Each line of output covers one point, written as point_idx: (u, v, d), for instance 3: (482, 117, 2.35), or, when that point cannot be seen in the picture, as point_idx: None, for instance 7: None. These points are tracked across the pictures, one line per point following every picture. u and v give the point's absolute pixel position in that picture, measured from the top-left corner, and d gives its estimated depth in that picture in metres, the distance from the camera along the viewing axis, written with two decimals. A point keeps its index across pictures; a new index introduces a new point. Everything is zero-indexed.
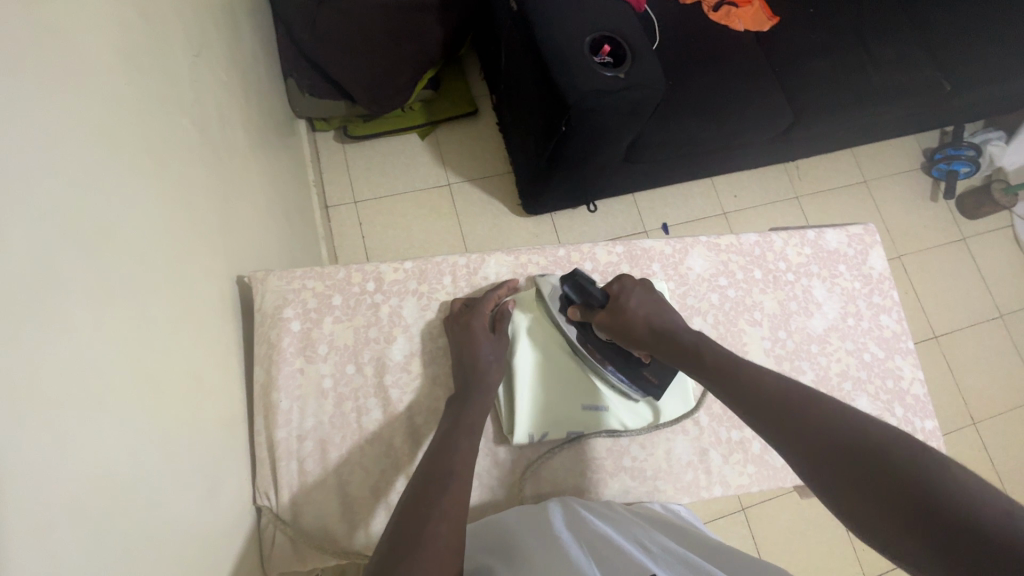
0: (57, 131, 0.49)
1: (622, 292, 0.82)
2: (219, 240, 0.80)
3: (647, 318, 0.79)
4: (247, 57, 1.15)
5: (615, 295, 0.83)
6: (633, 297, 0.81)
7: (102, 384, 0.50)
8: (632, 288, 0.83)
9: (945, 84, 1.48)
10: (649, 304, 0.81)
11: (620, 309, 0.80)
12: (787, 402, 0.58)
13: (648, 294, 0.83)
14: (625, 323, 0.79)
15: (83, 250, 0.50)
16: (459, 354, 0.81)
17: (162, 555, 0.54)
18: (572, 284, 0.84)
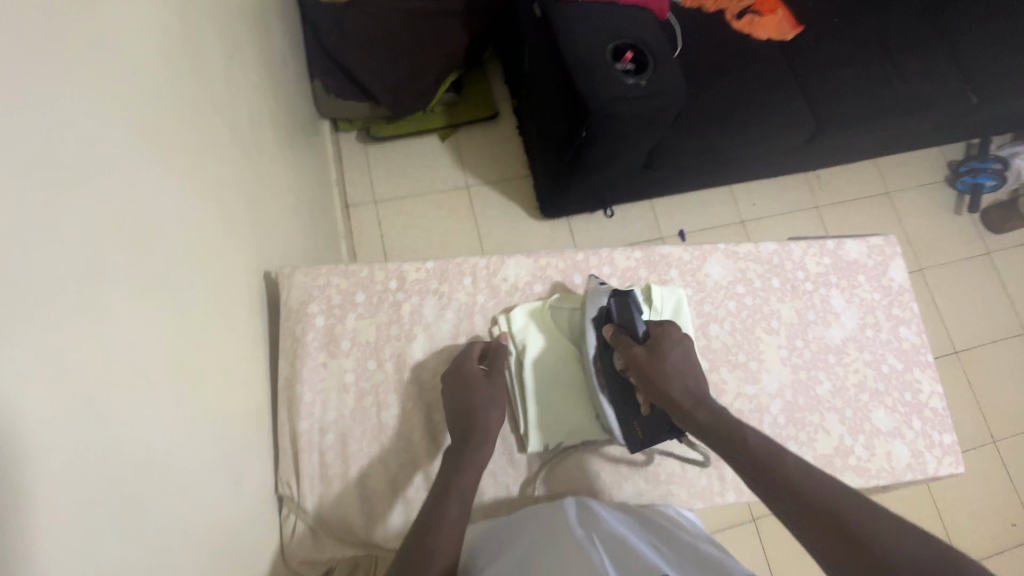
0: (100, 128, 0.52)
1: (669, 336, 0.80)
2: (248, 236, 0.82)
3: (679, 377, 0.76)
4: (276, 59, 1.18)
5: (659, 331, 0.81)
6: (675, 346, 0.79)
7: (137, 370, 0.52)
8: (679, 338, 0.80)
9: (971, 96, 1.46)
10: (686, 363, 0.79)
11: (660, 354, 0.78)
12: (846, 514, 0.55)
13: (687, 352, 0.80)
14: (657, 371, 0.77)
15: (125, 243, 0.53)
16: (453, 403, 0.78)
17: (189, 538, 0.56)
18: (619, 303, 0.84)
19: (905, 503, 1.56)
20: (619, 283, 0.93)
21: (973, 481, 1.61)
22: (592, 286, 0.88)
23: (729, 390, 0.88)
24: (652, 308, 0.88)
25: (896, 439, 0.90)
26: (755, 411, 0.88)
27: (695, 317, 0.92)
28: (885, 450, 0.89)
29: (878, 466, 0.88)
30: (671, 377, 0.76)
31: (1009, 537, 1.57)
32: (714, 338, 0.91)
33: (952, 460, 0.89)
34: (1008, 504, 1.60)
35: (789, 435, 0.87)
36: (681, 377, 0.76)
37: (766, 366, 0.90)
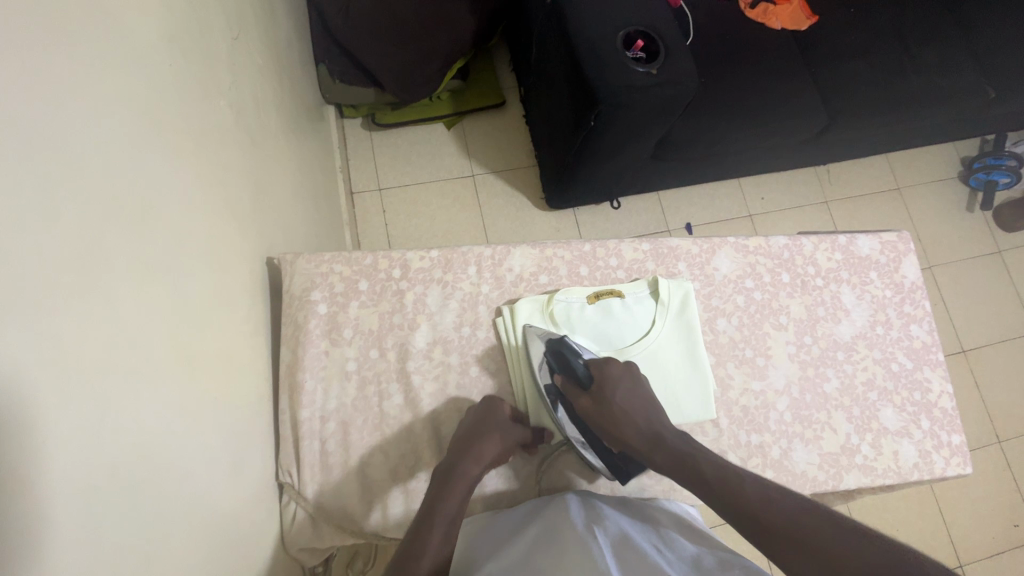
0: (102, 108, 0.51)
1: (609, 371, 0.78)
2: (251, 221, 0.81)
3: (631, 418, 0.75)
4: (282, 42, 1.16)
5: (598, 367, 0.79)
6: (616, 381, 0.77)
7: (138, 354, 0.51)
8: (618, 373, 0.78)
9: (989, 91, 1.42)
10: (636, 397, 0.77)
11: (606, 397, 0.76)
12: (782, 518, 0.58)
13: (635, 386, 0.78)
14: (605, 417, 0.75)
15: (128, 227, 0.53)
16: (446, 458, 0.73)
17: (190, 524, 0.55)
18: (556, 354, 0.80)
19: (906, 501, 1.55)
20: (626, 276, 0.92)
21: (976, 480, 1.60)
22: (529, 338, 0.84)
23: (735, 386, 0.87)
24: (659, 301, 0.87)
25: (903, 439, 0.88)
26: (761, 407, 0.87)
27: (702, 311, 0.90)
28: (892, 450, 0.88)
29: (884, 466, 0.87)
30: (624, 418, 0.74)
31: (1010, 538, 1.57)
32: (721, 334, 0.90)
33: (960, 461, 0.88)
34: (1011, 505, 1.59)
35: (795, 432, 0.86)
36: (633, 415, 0.75)
37: (774, 362, 0.89)
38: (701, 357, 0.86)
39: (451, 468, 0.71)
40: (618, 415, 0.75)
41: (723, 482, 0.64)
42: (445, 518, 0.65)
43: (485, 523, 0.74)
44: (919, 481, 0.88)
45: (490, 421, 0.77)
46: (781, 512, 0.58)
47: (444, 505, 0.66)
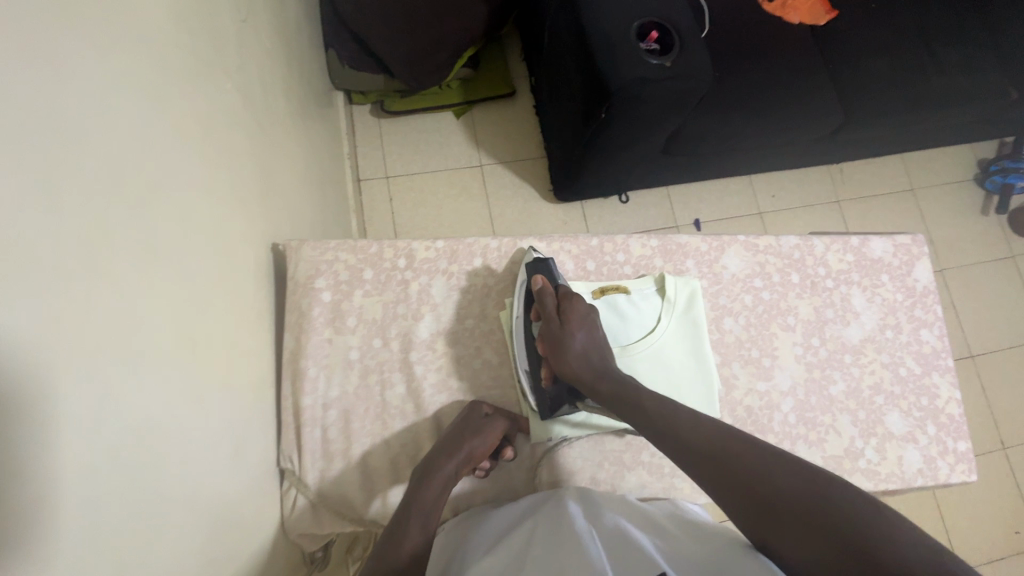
0: (108, 87, 0.50)
1: (576, 303, 0.80)
2: (257, 206, 0.81)
3: (584, 354, 0.77)
4: (292, 26, 1.15)
5: (567, 295, 0.82)
6: (580, 315, 0.79)
7: (140, 336, 0.51)
8: (586, 309, 0.80)
9: (1010, 91, 1.39)
10: (593, 337, 0.79)
11: (569, 326, 0.78)
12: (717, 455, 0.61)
13: (594, 329, 0.80)
14: (560, 346, 0.77)
15: (134, 209, 0.52)
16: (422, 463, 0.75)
17: (190, 506, 0.56)
18: (536, 270, 0.84)
19: (908, 505, 1.55)
20: (633, 272, 0.91)
21: (979, 487, 1.59)
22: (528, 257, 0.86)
23: (740, 385, 0.87)
24: (665, 299, 0.86)
25: (908, 444, 0.88)
26: (765, 408, 0.86)
27: (709, 309, 0.90)
28: (897, 455, 0.87)
29: (888, 470, 0.86)
30: (579, 354, 0.77)
31: (1011, 545, 1.56)
32: (728, 333, 0.89)
33: (965, 468, 0.87)
34: (1012, 511, 1.58)
35: (800, 434, 0.85)
36: (580, 346, 0.77)
37: (780, 363, 0.88)
38: (707, 358, 0.85)
39: (425, 471, 0.73)
40: (569, 339, 0.77)
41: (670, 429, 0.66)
42: (418, 519, 0.69)
43: (472, 514, 0.75)
44: (923, 487, 0.87)
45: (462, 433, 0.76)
46: (722, 447, 0.61)
47: (416, 507, 0.70)
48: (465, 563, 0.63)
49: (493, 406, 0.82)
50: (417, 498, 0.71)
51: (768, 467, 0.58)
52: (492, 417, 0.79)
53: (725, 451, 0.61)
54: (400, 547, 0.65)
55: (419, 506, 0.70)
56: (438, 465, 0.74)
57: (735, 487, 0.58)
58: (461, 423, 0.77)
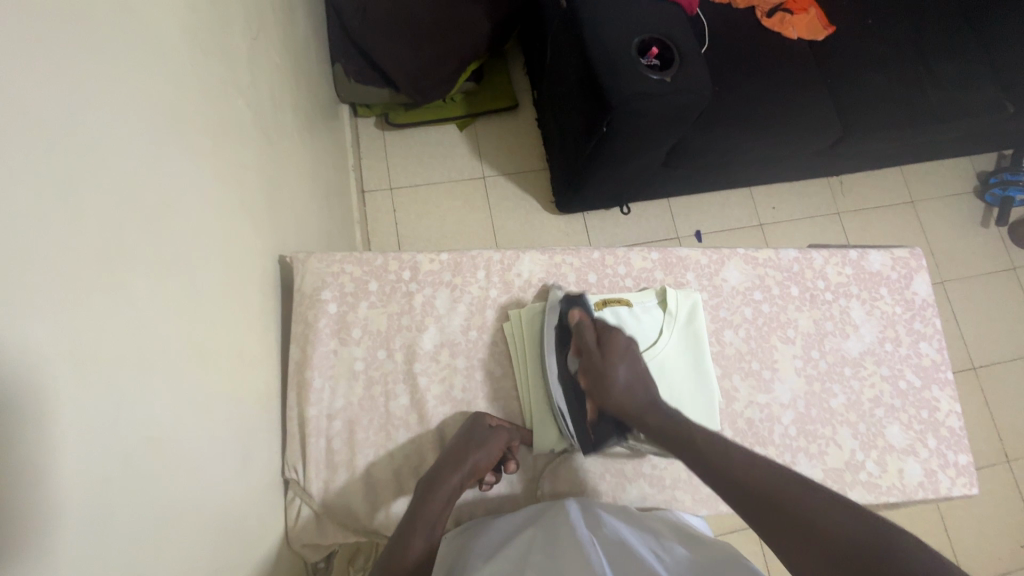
0: (120, 107, 0.51)
1: (614, 338, 0.82)
2: (264, 219, 0.82)
3: (629, 388, 0.79)
4: (300, 43, 1.18)
5: (605, 328, 0.83)
6: (622, 349, 0.81)
7: (148, 349, 0.52)
8: (625, 342, 0.82)
9: (1007, 105, 1.41)
10: (637, 370, 0.80)
11: (611, 362, 0.80)
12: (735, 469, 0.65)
13: (635, 361, 0.81)
14: (603, 382, 0.79)
15: (147, 224, 0.54)
16: (427, 476, 0.75)
17: (196, 517, 0.56)
18: (570, 307, 0.85)
19: (912, 517, 1.54)
20: (634, 284, 0.92)
21: (984, 500, 1.58)
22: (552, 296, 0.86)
23: (740, 398, 0.87)
24: (667, 312, 0.87)
25: (909, 457, 0.88)
26: (766, 420, 0.86)
27: (710, 321, 0.90)
28: (897, 468, 0.87)
29: (889, 483, 0.86)
30: (624, 389, 0.78)
31: (1016, 559, 1.54)
32: (728, 345, 0.90)
33: (966, 481, 0.87)
34: (1017, 525, 1.57)
35: (800, 446, 0.86)
36: (623, 381, 0.79)
37: (780, 375, 0.89)
38: (708, 370, 0.86)
39: (430, 482, 0.74)
40: (611, 375, 0.79)
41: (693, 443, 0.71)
42: (423, 533, 0.69)
43: (475, 525, 0.75)
44: (924, 500, 0.87)
45: (467, 445, 0.77)
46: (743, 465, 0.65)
47: (421, 519, 0.70)
48: (465, 570, 0.64)
49: (499, 418, 0.82)
50: (422, 509, 0.71)
51: (804, 495, 0.60)
52: (497, 427, 0.80)
53: (745, 467, 0.65)
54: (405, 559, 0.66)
55: (422, 518, 0.70)
56: (443, 475, 0.74)
57: (755, 502, 0.62)
58: (466, 437, 0.78)
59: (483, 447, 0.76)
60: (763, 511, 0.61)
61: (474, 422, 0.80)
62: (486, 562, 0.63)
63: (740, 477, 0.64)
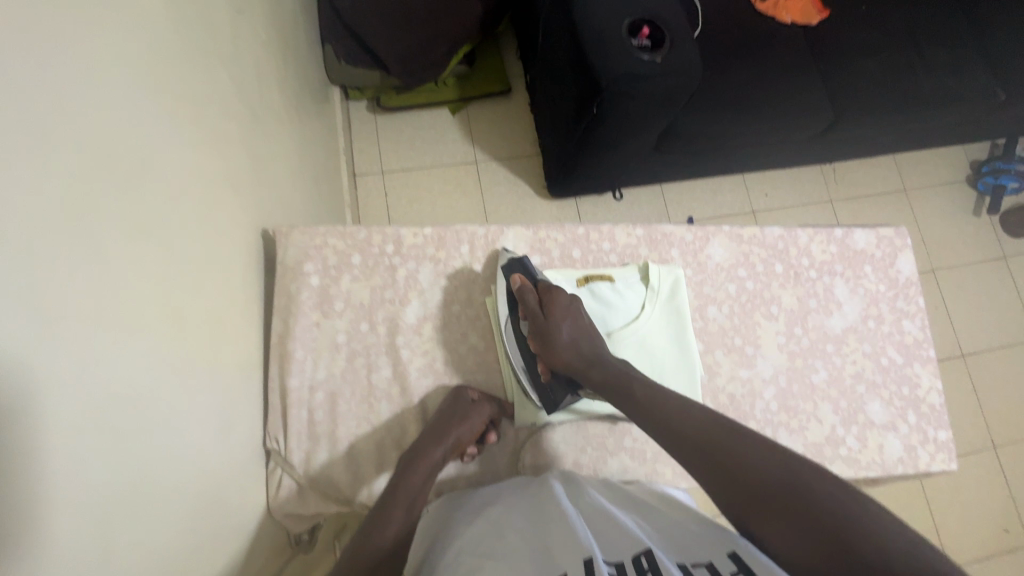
0: (98, 65, 0.51)
1: (554, 294, 0.82)
2: (247, 192, 0.82)
3: (573, 344, 0.78)
4: (288, 20, 1.17)
5: (547, 289, 0.83)
6: (563, 307, 0.80)
7: (126, 309, 0.52)
8: (568, 299, 0.81)
9: (1000, 91, 1.41)
10: (580, 326, 0.80)
11: (553, 321, 0.79)
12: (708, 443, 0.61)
13: (579, 320, 0.80)
14: (546, 342, 0.79)
15: (126, 185, 0.53)
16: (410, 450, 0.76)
17: (176, 480, 0.56)
18: (517, 265, 0.86)
19: (896, 499, 1.56)
20: (618, 260, 0.92)
21: (968, 485, 1.60)
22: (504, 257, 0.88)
23: (722, 373, 0.88)
24: (649, 288, 0.88)
25: (889, 432, 0.88)
26: (747, 395, 0.87)
27: (693, 297, 0.91)
28: (878, 443, 0.88)
29: (869, 458, 0.87)
30: (568, 345, 0.78)
31: (999, 543, 1.57)
32: (711, 321, 0.90)
33: (945, 457, 0.88)
34: (1002, 510, 1.59)
35: (781, 421, 0.86)
36: (567, 338, 0.78)
37: (762, 351, 0.89)
38: (691, 345, 0.86)
39: (414, 455, 0.75)
40: (551, 328, 0.79)
41: (656, 416, 0.68)
42: (403, 504, 0.70)
43: (458, 494, 0.76)
44: (903, 475, 0.88)
45: (450, 420, 0.77)
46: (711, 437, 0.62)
47: (402, 492, 0.71)
48: (448, 539, 0.64)
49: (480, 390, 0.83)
50: (403, 482, 0.71)
51: (780, 473, 0.56)
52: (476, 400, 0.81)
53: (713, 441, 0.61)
54: (384, 530, 0.66)
55: (404, 491, 0.71)
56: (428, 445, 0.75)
57: (731, 480, 0.58)
58: (448, 410, 0.78)
59: (466, 421, 0.77)
60: (711, 470, 0.59)
61: (456, 394, 0.80)
62: (471, 533, 0.63)
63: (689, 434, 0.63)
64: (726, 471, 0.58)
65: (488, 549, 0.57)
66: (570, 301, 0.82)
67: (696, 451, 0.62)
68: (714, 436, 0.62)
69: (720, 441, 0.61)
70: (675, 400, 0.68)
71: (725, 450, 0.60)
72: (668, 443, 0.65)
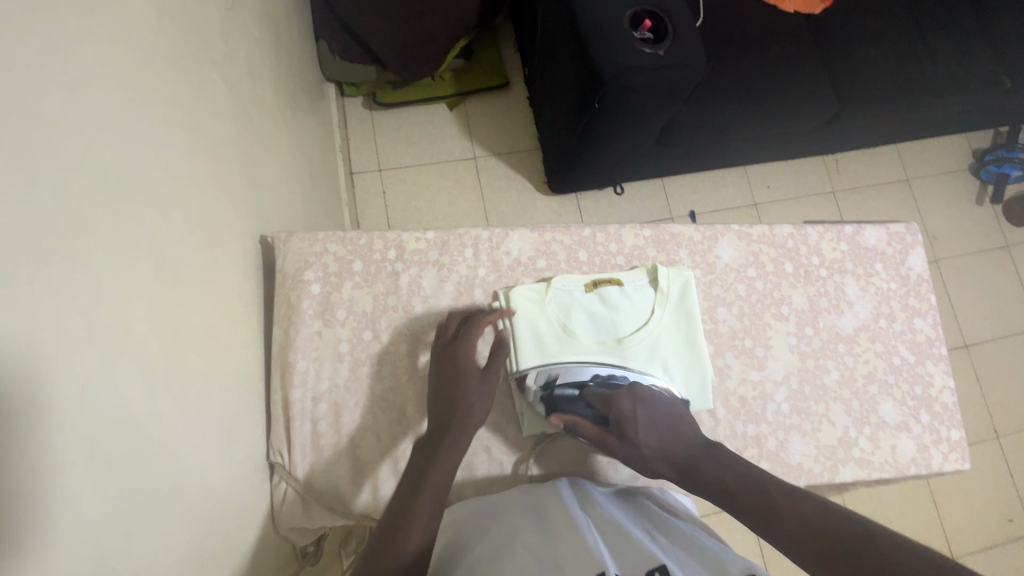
0: (78, 68, 0.48)
1: (618, 406, 0.75)
2: (244, 198, 0.79)
3: (659, 453, 0.72)
4: (280, 17, 1.13)
5: (606, 405, 0.76)
6: (629, 419, 0.74)
7: (119, 326, 0.49)
8: (631, 400, 0.75)
9: (1005, 80, 1.39)
10: (655, 429, 0.73)
11: (631, 440, 0.73)
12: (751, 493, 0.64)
13: (650, 418, 0.74)
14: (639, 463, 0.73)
15: (117, 199, 0.51)
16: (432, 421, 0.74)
17: (178, 503, 0.55)
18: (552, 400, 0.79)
19: (902, 492, 1.56)
20: (625, 262, 0.91)
21: (972, 475, 1.60)
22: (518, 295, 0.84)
23: (733, 375, 0.86)
24: (658, 291, 0.86)
25: (902, 433, 0.88)
26: (759, 398, 0.86)
27: (703, 299, 0.89)
28: (890, 444, 0.87)
29: (882, 459, 0.86)
30: (655, 455, 0.72)
31: (1004, 533, 1.57)
32: (721, 323, 0.89)
33: (958, 456, 0.87)
34: (1006, 500, 1.59)
35: (793, 423, 0.85)
36: (651, 449, 0.72)
37: (773, 352, 0.88)
38: (700, 346, 0.85)
39: (434, 441, 0.72)
40: (638, 444, 0.73)
41: (710, 475, 0.68)
42: (431, 493, 0.68)
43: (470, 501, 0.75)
44: (916, 476, 0.88)
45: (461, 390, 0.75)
46: (751, 486, 0.64)
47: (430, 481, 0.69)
48: (456, 553, 0.63)
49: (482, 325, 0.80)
50: (426, 477, 0.68)
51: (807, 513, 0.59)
52: (470, 349, 0.79)
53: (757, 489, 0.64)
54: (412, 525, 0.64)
55: (428, 488, 0.68)
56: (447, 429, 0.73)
57: (775, 519, 0.60)
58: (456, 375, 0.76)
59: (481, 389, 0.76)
60: (755, 508, 0.62)
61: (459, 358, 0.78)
62: (481, 546, 0.61)
63: (735, 483, 0.66)
64: (765, 509, 0.62)
65: (498, 562, 0.56)
66: (632, 404, 0.75)
67: (744, 501, 0.64)
68: (788, 500, 0.61)
69: (766, 489, 0.63)
70: (717, 455, 0.70)
71: (791, 512, 0.60)
72: (738, 509, 0.64)
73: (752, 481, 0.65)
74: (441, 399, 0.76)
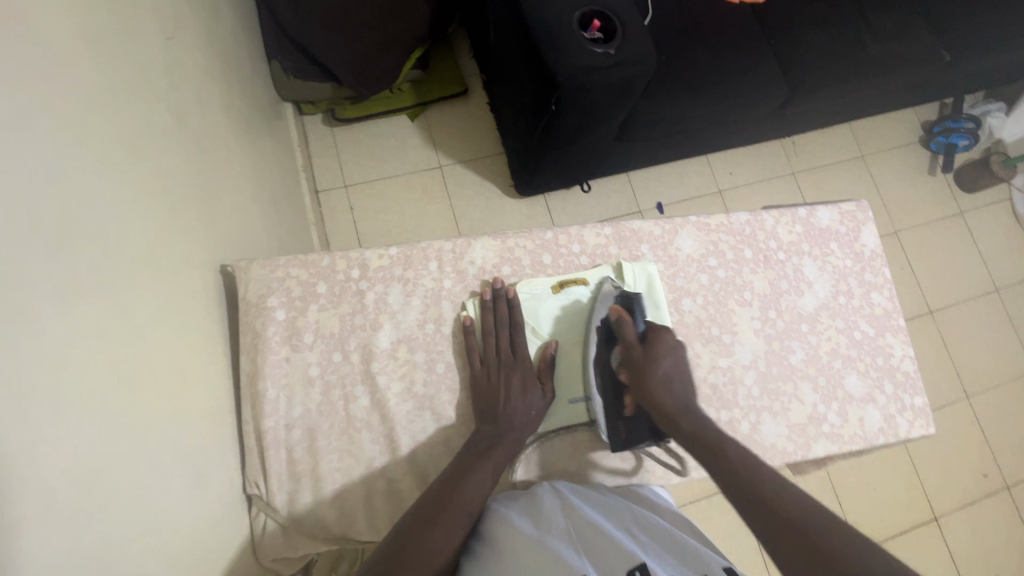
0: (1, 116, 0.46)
1: (669, 339, 0.80)
2: (200, 229, 0.78)
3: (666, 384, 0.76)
4: (226, 41, 1.12)
5: (655, 334, 0.81)
6: (668, 349, 0.79)
7: (73, 381, 0.48)
8: (662, 376, 0.76)
9: (944, 54, 1.44)
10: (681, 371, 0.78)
11: (655, 358, 0.78)
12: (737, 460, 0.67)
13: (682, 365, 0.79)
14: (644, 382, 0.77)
15: (63, 245, 0.50)
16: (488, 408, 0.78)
17: (150, 550, 0.54)
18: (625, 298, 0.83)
19: (882, 458, 1.60)
20: (589, 261, 0.92)
21: (947, 436, 1.65)
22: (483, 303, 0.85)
23: (703, 364, 0.88)
24: (624, 284, 0.88)
25: (868, 404, 0.90)
26: (729, 383, 0.88)
27: (668, 292, 0.91)
28: (858, 416, 0.90)
29: (851, 432, 0.89)
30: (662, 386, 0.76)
31: (980, 488, 1.63)
32: (687, 313, 0.90)
33: (922, 422, 0.90)
34: (980, 457, 1.65)
35: (764, 405, 0.87)
36: (663, 376, 0.76)
37: (739, 338, 0.90)
38: None
39: (495, 420, 0.77)
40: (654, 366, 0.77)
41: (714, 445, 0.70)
42: (491, 466, 0.72)
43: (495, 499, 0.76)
44: (885, 445, 0.91)
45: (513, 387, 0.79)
46: (744, 459, 0.67)
47: (492, 455, 0.73)
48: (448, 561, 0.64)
49: (500, 321, 0.84)
50: (492, 448, 0.74)
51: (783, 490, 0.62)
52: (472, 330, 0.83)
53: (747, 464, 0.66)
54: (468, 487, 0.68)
55: (495, 456, 0.74)
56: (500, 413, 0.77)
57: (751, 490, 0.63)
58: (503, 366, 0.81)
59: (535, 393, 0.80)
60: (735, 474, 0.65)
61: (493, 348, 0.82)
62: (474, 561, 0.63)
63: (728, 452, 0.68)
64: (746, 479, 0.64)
65: None
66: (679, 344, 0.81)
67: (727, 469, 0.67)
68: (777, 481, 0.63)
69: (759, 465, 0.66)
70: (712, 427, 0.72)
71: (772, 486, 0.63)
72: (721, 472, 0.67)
73: (744, 453, 0.68)
74: (484, 394, 0.79)
